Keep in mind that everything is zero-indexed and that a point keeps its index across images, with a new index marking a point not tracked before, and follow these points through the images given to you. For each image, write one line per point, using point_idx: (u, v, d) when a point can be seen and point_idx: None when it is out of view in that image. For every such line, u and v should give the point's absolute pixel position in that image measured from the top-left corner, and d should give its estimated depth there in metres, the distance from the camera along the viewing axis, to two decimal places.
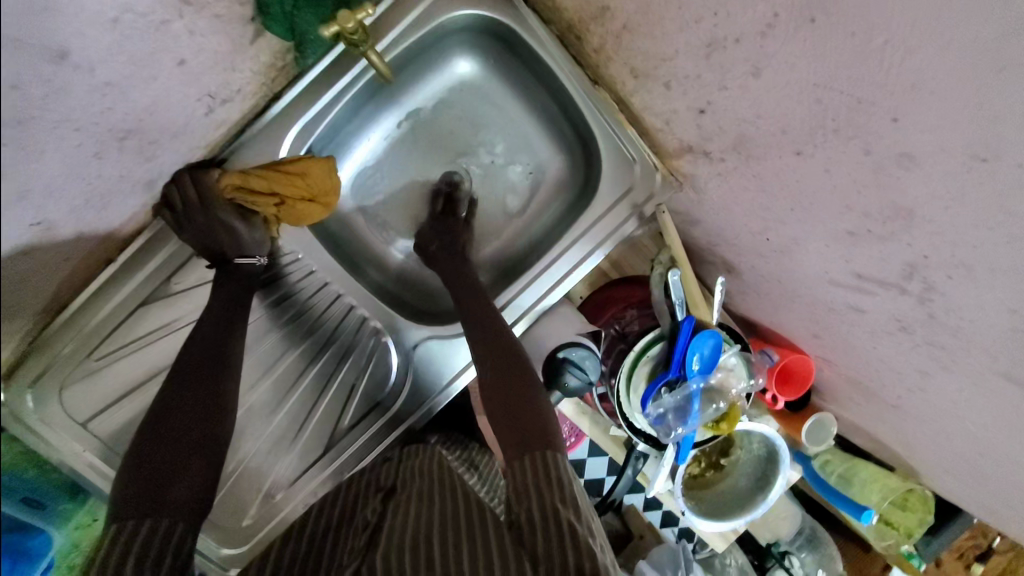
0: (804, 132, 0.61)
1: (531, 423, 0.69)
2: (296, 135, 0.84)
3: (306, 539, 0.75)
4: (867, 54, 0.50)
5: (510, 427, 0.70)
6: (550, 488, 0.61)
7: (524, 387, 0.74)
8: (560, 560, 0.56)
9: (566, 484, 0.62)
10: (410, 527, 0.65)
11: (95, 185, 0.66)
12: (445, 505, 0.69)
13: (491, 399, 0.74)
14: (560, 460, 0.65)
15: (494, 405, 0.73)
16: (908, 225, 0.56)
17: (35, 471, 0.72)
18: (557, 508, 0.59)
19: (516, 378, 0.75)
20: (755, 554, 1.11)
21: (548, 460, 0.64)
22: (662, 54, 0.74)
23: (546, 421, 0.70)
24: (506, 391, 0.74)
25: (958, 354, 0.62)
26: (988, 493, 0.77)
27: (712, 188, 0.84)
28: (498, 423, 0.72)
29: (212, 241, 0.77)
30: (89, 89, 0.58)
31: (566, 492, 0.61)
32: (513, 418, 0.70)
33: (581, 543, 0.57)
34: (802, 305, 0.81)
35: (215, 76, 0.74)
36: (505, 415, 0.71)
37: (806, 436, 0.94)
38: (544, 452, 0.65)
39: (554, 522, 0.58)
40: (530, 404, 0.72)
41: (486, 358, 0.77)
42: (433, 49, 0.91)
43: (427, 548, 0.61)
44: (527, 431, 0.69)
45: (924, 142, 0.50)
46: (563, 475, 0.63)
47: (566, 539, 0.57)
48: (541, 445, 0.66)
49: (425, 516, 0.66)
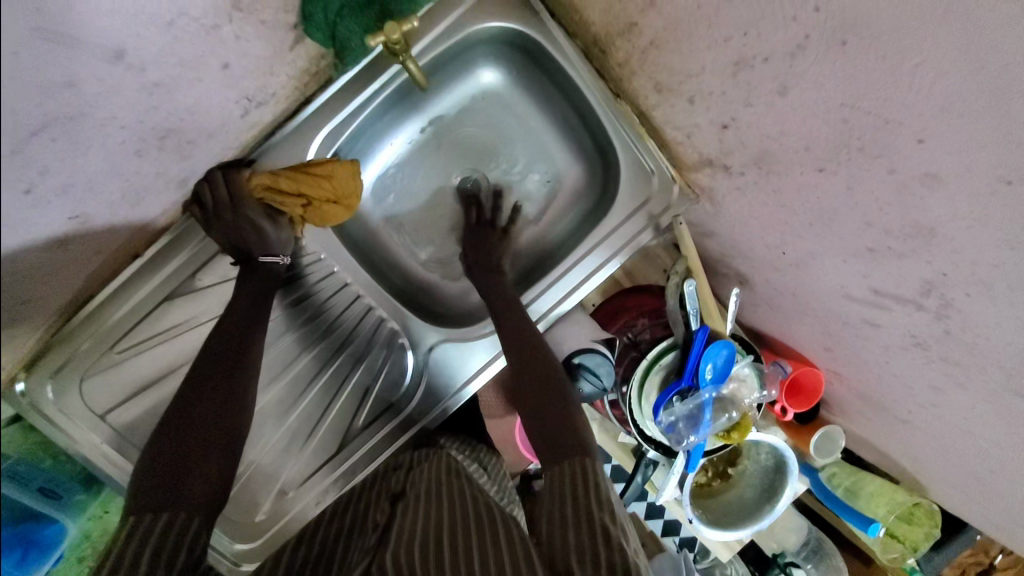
0: (828, 149, 0.63)
1: (569, 432, 0.69)
2: (324, 137, 0.86)
3: (306, 545, 0.72)
4: (896, 77, 0.52)
5: (547, 435, 0.70)
6: (585, 493, 0.60)
7: (557, 394, 0.74)
8: (591, 554, 0.55)
9: (603, 490, 0.61)
10: (424, 526, 0.66)
11: (132, 182, 0.68)
12: (467, 509, 0.68)
13: (524, 405, 0.75)
14: (597, 467, 0.64)
15: (530, 413, 0.73)
16: (928, 243, 0.58)
17: (50, 463, 0.76)
18: (593, 510, 0.58)
19: (549, 385, 0.75)
20: (755, 566, 1.11)
21: (582, 466, 0.64)
22: (688, 70, 0.76)
23: (584, 433, 0.70)
24: (540, 396, 0.74)
25: (972, 370, 0.63)
26: (997, 510, 0.77)
27: (729, 202, 0.85)
28: (532, 428, 0.72)
29: (241, 239, 0.78)
30: (138, 88, 0.60)
31: (597, 495, 0.60)
32: (546, 425, 0.71)
33: (614, 541, 0.55)
34: (815, 319, 0.82)
35: (252, 80, 0.76)
36: (542, 422, 0.72)
37: (815, 449, 0.94)
38: (581, 458, 0.65)
39: (587, 521, 0.57)
40: (564, 412, 0.72)
41: (520, 363, 0.77)
42: (459, 57, 0.93)
43: (441, 551, 0.60)
44: (563, 439, 0.69)
45: (949, 163, 0.51)
46: (598, 480, 0.62)
47: (599, 536, 0.56)
48: (578, 452, 0.66)
49: (436, 518, 0.67)
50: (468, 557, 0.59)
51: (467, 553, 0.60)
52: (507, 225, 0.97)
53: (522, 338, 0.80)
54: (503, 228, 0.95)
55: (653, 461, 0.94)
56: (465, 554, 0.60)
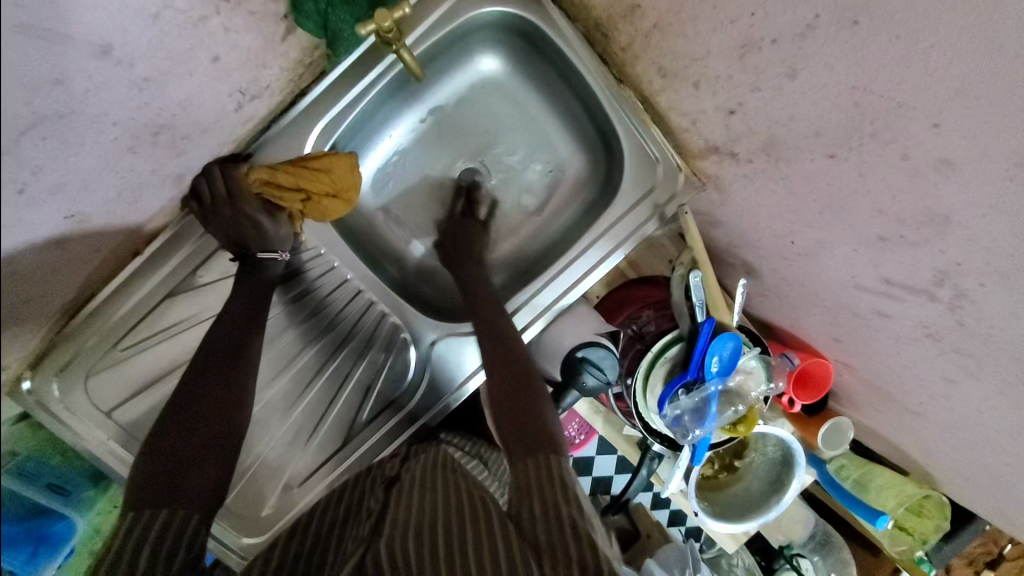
0: (839, 134, 0.60)
1: (537, 426, 0.69)
2: (320, 131, 0.84)
3: (299, 537, 0.69)
4: (910, 59, 0.50)
5: (517, 426, 0.70)
6: (553, 490, 0.61)
7: (527, 389, 0.74)
8: (562, 553, 0.55)
9: (570, 486, 0.61)
10: (413, 516, 0.65)
11: (127, 178, 0.67)
12: (450, 498, 0.68)
13: (500, 399, 0.74)
14: (562, 464, 0.64)
15: (499, 405, 0.73)
16: (942, 231, 0.56)
17: (59, 461, 0.78)
18: (560, 507, 0.58)
19: (520, 381, 0.75)
20: (762, 556, 1.11)
21: (554, 463, 0.64)
22: (693, 54, 0.73)
23: (552, 426, 0.70)
24: (510, 392, 0.74)
25: (986, 361, 0.61)
26: (1010, 502, 0.76)
27: (737, 189, 0.83)
28: (501, 420, 0.72)
29: (240, 236, 0.78)
30: (129, 83, 0.59)
31: (568, 492, 0.60)
32: (517, 420, 0.70)
33: (583, 537, 0.56)
34: (824, 308, 0.80)
35: (247, 72, 0.75)
36: (511, 414, 0.71)
37: (823, 441, 0.93)
38: (549, 456, 0.65)
39: (556, 519, 0.58)
40: (534, 406, 0.72)
41: (495, 360, 0.78)
42: (458, 46, 0.91)
43: (425, 542, 0.60)
44: (531, 432, 0.68)
45: (965, 148, 0.49)
46: (567, 477, 0.62)
47: (567, 534, 0.56)
48: (547, 448, 0.66)
49: (428, 512, 0.65)
50: (451, 548, 0.59)
51: (451, 543, 0.59)
52: (485, 218, 0.96)
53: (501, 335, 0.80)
54: (482, 221, 0.95)
55: (660, 453, 0.94)
56: (455, 545, 0.59)
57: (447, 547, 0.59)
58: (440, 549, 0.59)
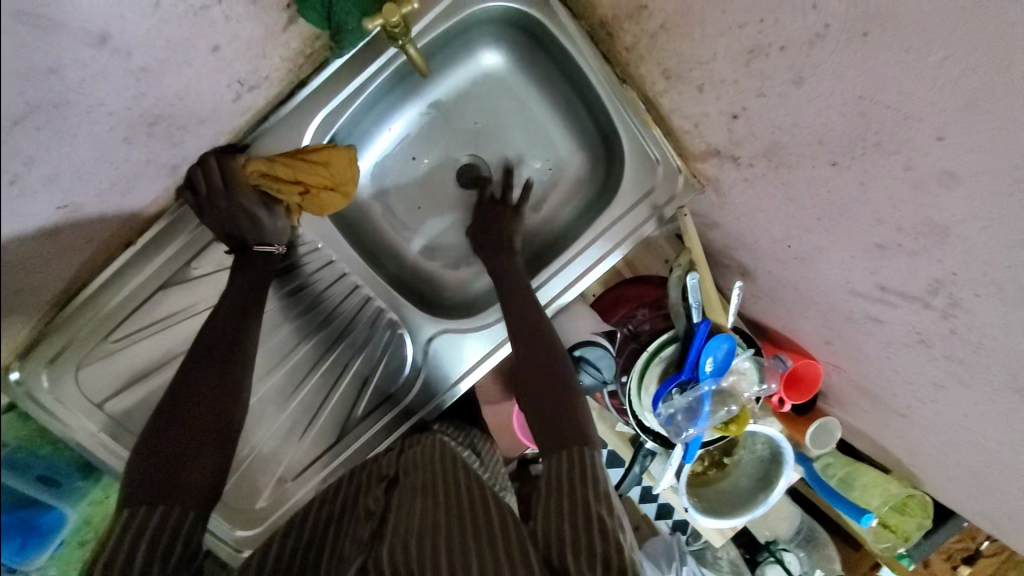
0: (842, 143, 0.61)
1: (568, 421, 0.68)
2: (319, 123, 0.83)
3: (296, 531, 0.69)
4: (917, 72, 0.50)
5: (552, 420, 0.69)
6: (580, 484, 0.60)
7: (558, 381, 0.73)
8: (586, 547, 0.55)
9: (599, 482, 0.61)
10: (421, 521, 0.65)
11: (121, 169, 0.66)
12: (460, 495, 0.68)
13: (529, 399, 0.73)
14: (597, 458, 0.64)
15: (530, 397, 0.73)
16: (939, 241, 0.57)
17: (48, 451, 0.75)
18: (588, 502, 0.58)
19: (560, 376, 0.74)
20: (745, 549, 1.14)
21: (582, 455, 0.63)
22: (699, 57, 0.73)
23: (581, 421, 0.69)
24: (542, 392, 0.72)
25: (975, 368, 0.62)
26: (989, 503, 0.78)
27: (736, 193, 0.83)
28: (536, 417, 0.71)
29: (235, 227, 0.77)
30: (125, 73, 0.58)
31: (598, 487, 0.60)
32: (552, 416, 0.69)
33: (609, 534, 0.56)
34: (817, 312, 0.81)
35: (246, 63, 0.73)
36: (548, 408, 0.70)
37: (811, 439, 0.94)
38: (580, 448, 0.64)
39: (581, 515, 0.57)
40: (575, 401, 0.71)
41: (524, 357, 0.76)
42: (459, 40, 0.90)
43: (442, 547, 0.60)
44: (561, 428, 0.68)
45: (967, 162, 0.50)
46: (593, 472, 0.62)
47: (593, 528, 0.56)
48: (578, 441, 0.65)
49: (442, 515, 0.65)
50: (468, 553, 0.59)
51: (469, 545, 0.60)
52: (510, 203, 0.95)
53: (539, 334, 0.78)
54: (514, 206, 0.93)
55: (652, 450, 0.94)
56: (465, 548, 0.59)
57: (464, 551, 0.59)
58: (458, 551, 0.59)
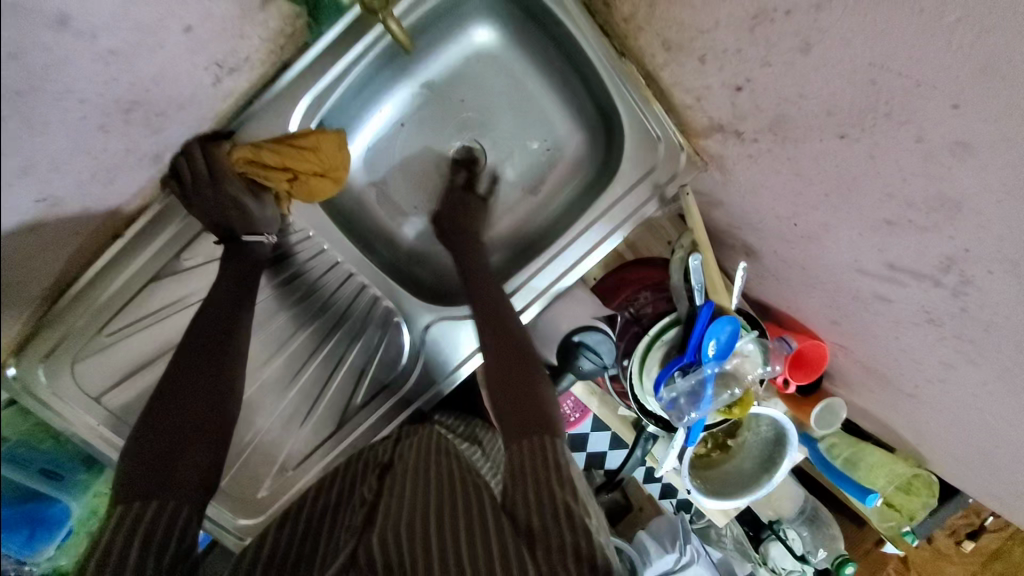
0: (852, 114, 0.58)
1: (533, 406, 0.67)
2: (306, 107, 0.80)
3: (293, 520, 0.69)
4: (933, 34, 0.47)
5: (514, 409, 0.67)
6: (546, 473, 0.59)
7: (527, 372, 0.72)
8: (557, 538, 0.55)
9: (564, 470, 0.59)
10: (400, 509, 0.64)
11: (99, 159, 0.63)
12: (432, 490, 0.67)
13: (499, 386, 0.71)
14: (559, 446, 0.62)
15: (500, 386, 0.71)
16: (952, 216, 0.54)
17: (51, 445, 0.76)
18: (555, 492, 0.57)
19: (519, 366, 0.73)
20: (750, 526, 1.15)
21: (548, 445, 0.62)
22: (700, 25, 0.69)
23: (548, 407, 0.68)
24: (510, 380, 0.71)
25: (986, 348, 0.61)
26: (997, 482, 0.77)
27: (740, 170, 0.80)
28: (500, 405, 0.69)
29: (223, 216, 0.75)
30: (94, 57, 0.56)
31: (563, 475, 0.59)
32: (517, 403, 0.68)
33: (578, 525, 0.55)
34: (823, 292, 0.79)
35: (223, 42, 0.71)
36: (509, 399, 0.69)
37: (817, 420, 0.92)
38: (543, 436, 0.63)
39: (550, 505, 0.56)
40: (533, 392, 0.70)
41: (496, 348, 0.76)
42: (450, 15, 0.87)
43: (421, 535, 0.59)
44: (527, 413, 0.66)
45: (983, 131, 0.47)
46: (561, 460, 0.60)
47: (563, 520, 0.56)
48: (541, 429, 0.64)
49: (419, 502, 0.65)
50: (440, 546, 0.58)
51: (443, 536, 0.59)
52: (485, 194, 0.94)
53: (501, 323, 0.78)
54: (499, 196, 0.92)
55: (654, 434, 0.93)
56: (440, 541, 0.58)
57: (441, 544, 0.58)
58: (433, 545, 0.58)
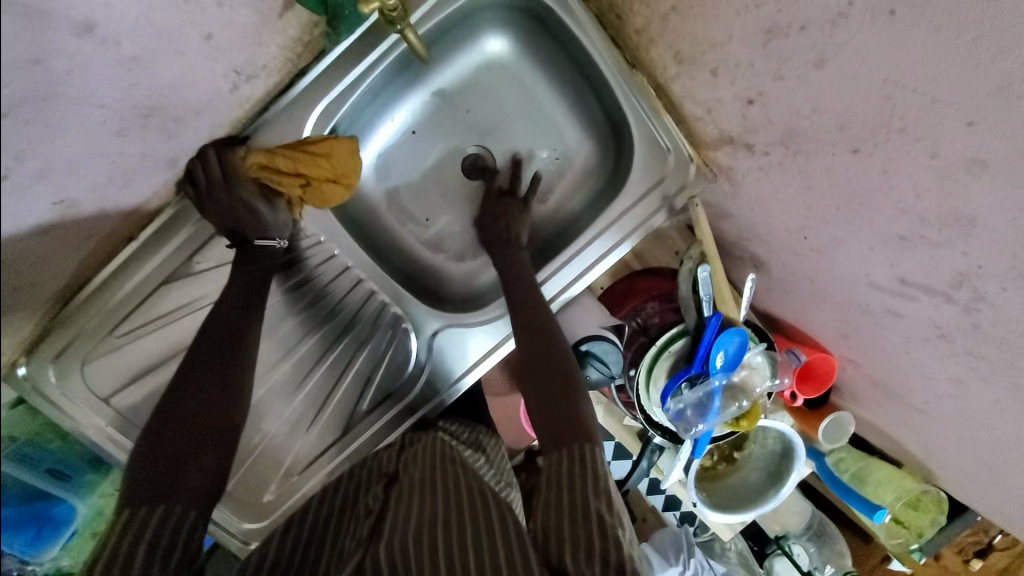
0: (864, 129, 0.58)
1: (571, 417, 0.68)
2: (320, 113, 0.81)
3: (296, 529, 0.69)
4: (949, 51, 0.47)
5: (548, 418, 0.69)
6: (583, 480, 0.60)
7: (559, 379, 0.72)
8: (585, 548, 0.55)
9: (599, 477, 0.61)
10: (415, 518, 0.63)
11: (117, 163, 0.64)
12: (450, 499, 0.66)
13: (532, 392, 0.72)
14: (599, 455, 0.63)
15: (535, 395, 0.72)
16: (966, 232, 0.54)
17: (59, 444, 0.77)
18: (588, 499, 0.58)
19: (552, 371, 0.73)
20: (754, 540, 1.12)
21: (584, 452, 0.63)
22: (713, 39, 0.70)
23: (584, 415, 0.68)
24: (543, 389, 0.72)
25: (999, 365, 0.60)
26: (1008, 502, 0.76)
27: (750, 182, 0.80)
28: (535, 412, 0.71)
29: (234, 220, 0.75)
30: (116, 63, 0.57)
31: (599, 483, 0.60)
32: (551, 411, 0.69)
33: (609, 533, 0.55)
34: (833, 305, 0.79)
35: (241, 51, 0.72)
36: (543, 407, 0.70)
37: (823, 434, 0.91)
38: (583, 445, 0.64)
39: (581, 513, 0.57)
40: (569, 400, 0.70)
41: (528, 352, 0.76)
42: (464, 25, 0.88)
43: (432, 548, 0.59)
44: (562, 423, 0.67)
45: (999, 149, 0.47)
46: (599, 469, 0.62)
47: (593, 528, 0.56)
48: (579, 438, 0.65)
49: (428, 512, 0.64)
50: (452, 553, 0.58)
51: (463, 547, 0.58)
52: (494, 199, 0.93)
53: (531, 327, 0.78)
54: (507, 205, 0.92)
55: (660, 446, 0.92)
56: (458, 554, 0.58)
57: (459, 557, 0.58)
58: (450, 559, 0.57)
